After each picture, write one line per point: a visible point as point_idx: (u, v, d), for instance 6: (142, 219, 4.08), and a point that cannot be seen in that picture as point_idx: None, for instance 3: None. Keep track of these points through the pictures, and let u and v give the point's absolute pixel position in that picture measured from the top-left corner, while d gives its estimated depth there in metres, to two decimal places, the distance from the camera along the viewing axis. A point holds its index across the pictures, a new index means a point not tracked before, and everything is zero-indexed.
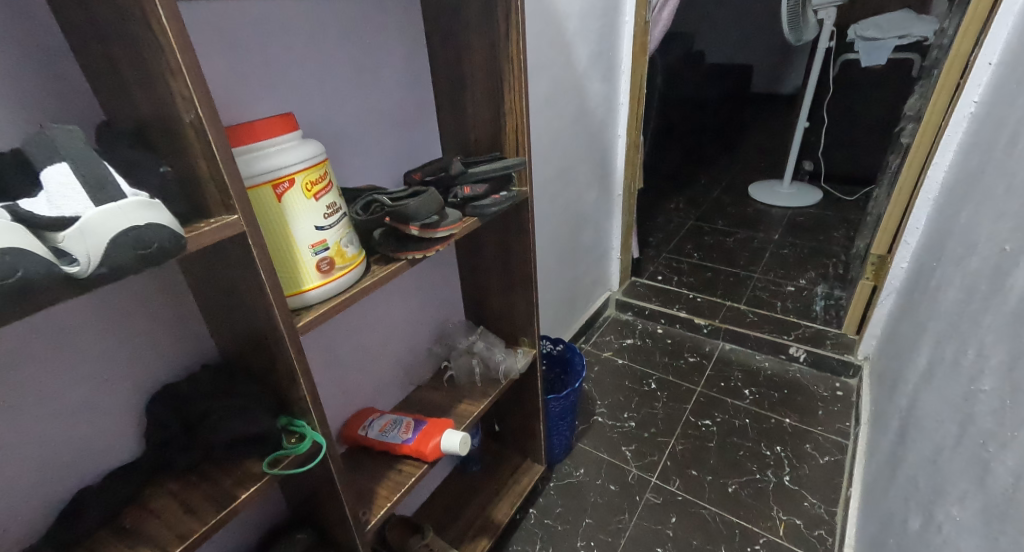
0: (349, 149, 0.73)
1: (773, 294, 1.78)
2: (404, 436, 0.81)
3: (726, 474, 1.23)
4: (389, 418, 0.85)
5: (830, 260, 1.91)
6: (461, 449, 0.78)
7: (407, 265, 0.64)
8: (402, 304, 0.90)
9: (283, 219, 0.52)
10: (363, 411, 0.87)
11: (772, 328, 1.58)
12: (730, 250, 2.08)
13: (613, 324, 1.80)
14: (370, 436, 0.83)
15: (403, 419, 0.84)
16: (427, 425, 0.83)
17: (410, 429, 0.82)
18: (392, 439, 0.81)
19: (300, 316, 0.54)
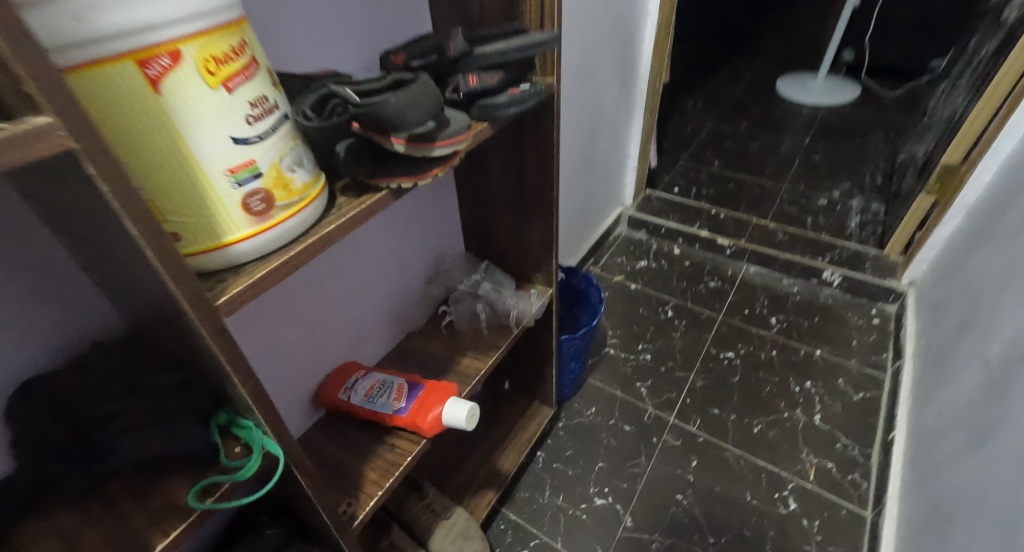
0: (291, 17, 0.48)
1: (804, 208, 1.59)
2: (397, 404, 0.65)
3: (751, 412, 1.13)
4: (376, 379, 0.68)
5: (867, 169, 1.70)
6: (468, 424, 0.63)
7: (390, 198, 0.43)
8: (385, 237, 0.70)
9: (170, 126, 0.30)
10: (344, 367, 0.71)
11: (804, 249, 1.41)
12: (755, 158, 1.85)
13: (624, 243, 1.62)
14: (353, 401, 0.67)
15: (394, 380, 0.67)
16: (424, 389, 0.66)
17: (404, 394, 0.66)
18: (382, 408, 0.65)
19: (227, 284, 0.35)
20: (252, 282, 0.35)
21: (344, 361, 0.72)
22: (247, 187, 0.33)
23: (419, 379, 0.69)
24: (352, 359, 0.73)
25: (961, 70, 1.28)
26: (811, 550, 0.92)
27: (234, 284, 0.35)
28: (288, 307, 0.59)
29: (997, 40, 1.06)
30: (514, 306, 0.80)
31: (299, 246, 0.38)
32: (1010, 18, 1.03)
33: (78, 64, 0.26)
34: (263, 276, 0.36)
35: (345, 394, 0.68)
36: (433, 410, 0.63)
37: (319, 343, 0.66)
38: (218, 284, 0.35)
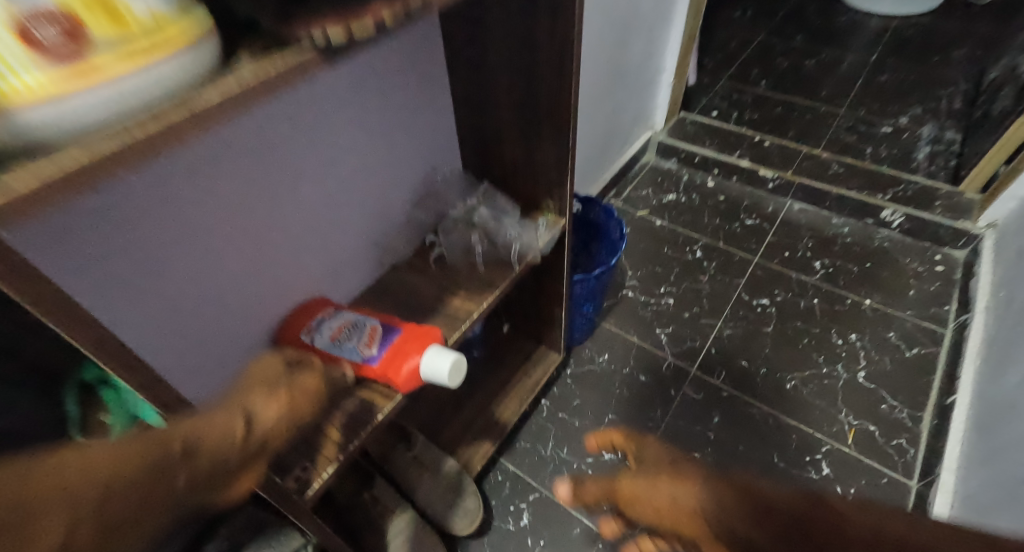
0: None
1: (863, 136, 1.38)
2: (368, 351, 0.53)
3: (785, 366, 1.00)
4: (344, 319, 0.56)
5: (943, 92, 1.45)
6: (451, 381, 0.52)
7: (318, 60, 0.28)
8: (353, 144, 0.55)
9: None
10: (312, 304, 0.59)
11: (861, 184, 1.22)
12: (810, 78, 1.60)
13: (651, 173, 1.44)
14: (315, 344, 0.55)
15: (366, 322, 0.55)
16: (403, 334, 0.55)
17: (377, 339, 0.54)
18: (348, 354, 0.53)
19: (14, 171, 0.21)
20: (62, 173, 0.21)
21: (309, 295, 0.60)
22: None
23: (397, 322, 0.57)
24: (322, 295, 0.61)
25: None
26: None
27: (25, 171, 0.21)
28: (220, 225, 0.46)
29: None
30: (517, 238, 0.66)
31: (157, 120, 0.23)
32: None
33: None
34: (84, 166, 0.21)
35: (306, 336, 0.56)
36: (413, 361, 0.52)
37: (272, 274, 0.54)
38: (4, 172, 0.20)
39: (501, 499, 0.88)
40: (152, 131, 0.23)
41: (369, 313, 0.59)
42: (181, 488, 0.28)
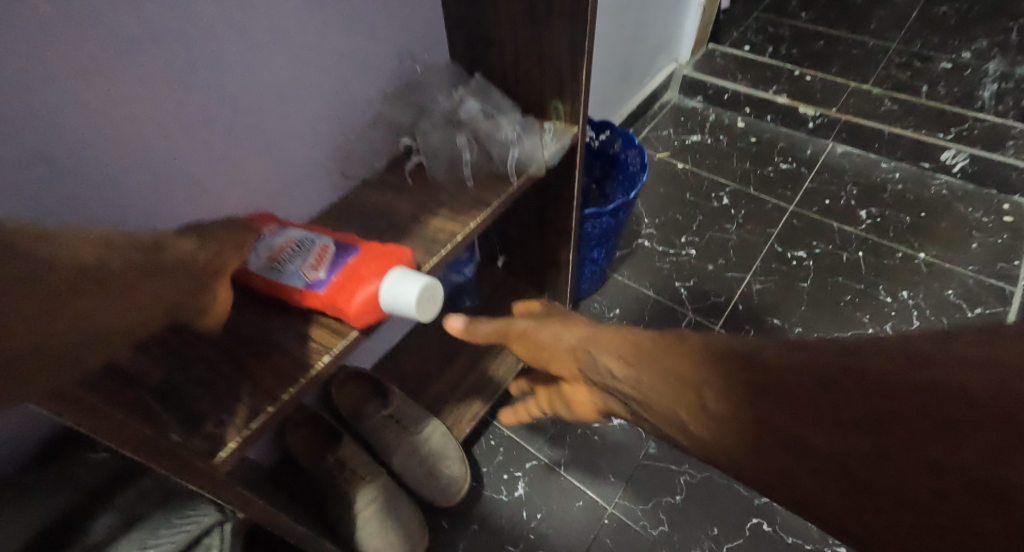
0: None
1: (919, 72, 1.21)
2: (317, 275, 0.40)
3: (824, 326, 0.87)
4: (285, 235, 0.42)
5: (1012, 24, 1.27)
6: (421, 314, 0.39)
7: None
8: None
9: None
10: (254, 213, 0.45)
11: (918, 123, 1.06)
12: (857, 10, 1.41)
13: (673, 113, 1.28)
14: (252, 268, 0.41)
15: (314, 239, 0.42)
16: (364, 253, 0.41)
17: (329, 261, 0.41)
18: (291, 280, 0.40)
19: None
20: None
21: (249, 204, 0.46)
22: None
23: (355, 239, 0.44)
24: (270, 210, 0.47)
25: None
26: None
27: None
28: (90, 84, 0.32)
29: None
30: (515, 143, 0.53)
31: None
32: None
33: None
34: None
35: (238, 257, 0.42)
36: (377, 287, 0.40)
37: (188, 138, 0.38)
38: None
39: (494, 468, 0.76)
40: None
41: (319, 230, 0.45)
42: (162, 276, 0.28)
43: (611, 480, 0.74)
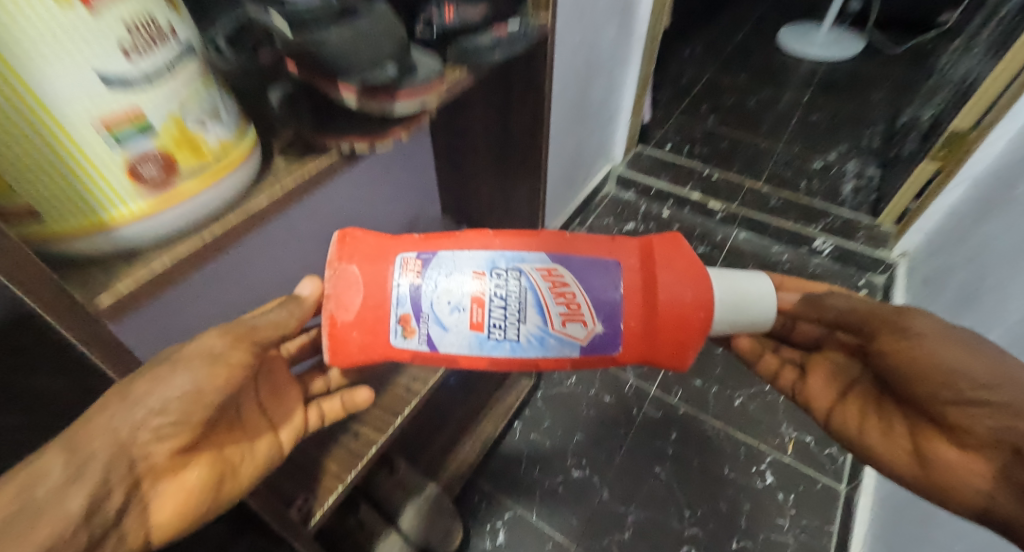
0: None
1: (798, 170, 1.52)
2: (592, 327, 0.45)
3: (735, 385, 1.08)
4: (483, 288, 0.44)
5: (864, 131, 1.61)
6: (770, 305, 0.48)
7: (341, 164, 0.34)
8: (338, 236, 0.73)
9: None
10: (360, 253, 0.44)
11: (797, 216, 1.36)
12: (753, 114, 1.73)
13: (612, 203, 1.54)
14: (474, 313, 0.44)
15: (525, 279, 0.44)
16: (605, 270, 0.45)
17: (585, 299, 0.45)
18: (558, 347, 0.45)
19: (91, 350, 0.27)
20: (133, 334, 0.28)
21: (329, 264, 0.44)
22: (132, 147, 0.24)
23: (546, 239, 0.46)
24: (340, 235, 0.45)
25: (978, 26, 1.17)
26: (784, 524, 0.92)
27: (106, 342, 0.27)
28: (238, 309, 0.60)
29: None
30: None
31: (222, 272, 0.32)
32: None
33: None
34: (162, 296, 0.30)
35: (399, 340, 0.44)
36: (688, 307, 0.45)
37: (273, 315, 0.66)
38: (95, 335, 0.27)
39: (478, 520, 0.93)
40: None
41: (474, 234, 0.46)
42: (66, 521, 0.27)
43: (574, 521, 0.93)
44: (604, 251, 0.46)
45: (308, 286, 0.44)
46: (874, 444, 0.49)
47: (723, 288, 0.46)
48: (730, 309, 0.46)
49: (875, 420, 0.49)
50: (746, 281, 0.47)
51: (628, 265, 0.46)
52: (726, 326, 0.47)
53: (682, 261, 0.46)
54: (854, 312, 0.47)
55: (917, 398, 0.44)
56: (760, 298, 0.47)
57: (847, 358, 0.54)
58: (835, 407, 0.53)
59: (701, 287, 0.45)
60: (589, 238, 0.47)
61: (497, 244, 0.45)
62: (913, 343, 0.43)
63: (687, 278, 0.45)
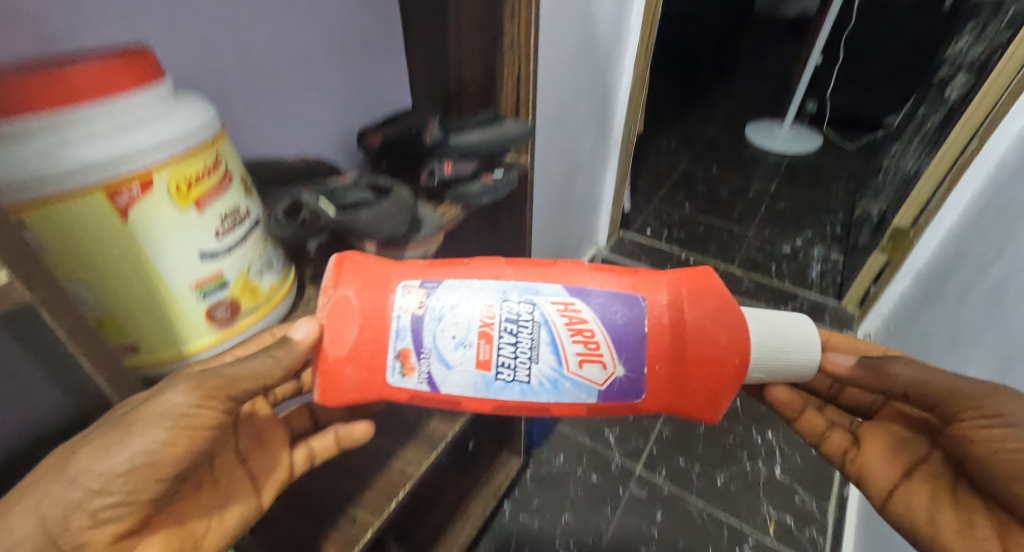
0: (250, 109, 0.47)
1: (768, 255, 1.63)
2: (611, 370, 0.41)
3: (715, 464, 1.13)
4: (492, 324, 0.40)
5: (826, 219, 1.75)
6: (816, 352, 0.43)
7: None
8: None
9: (132, 246, 0.29)
10: (359, 278, 0.40)
11: (768, 299, 1.46)
12: (726, 202, 1.87)
13: None
14: (482, 347, 0.40)
15: (541, 316, 0.41)
16: (630, 305, 0.41)
17: (606, 339, 0.41)
18: (574, 391, 0.41)
19: (179, 426, 0.33)
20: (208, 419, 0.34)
21: (324, 290, 0.39)
22: (213, 298, 0.33)
23: (562, 269, 0.43)
24: (337, 257, 0.40)
25: (911, 135, 1.33)
26: None
27: (184, 425, 0.33)
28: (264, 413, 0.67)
29: (941, 114, 1.12)
30: None
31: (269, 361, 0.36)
32: (951, 95, 1.10)
33: (34, 200, 0.25)
34: (220, 383, 0.34)
35: (395, 378, 0.41)
36: (721, 351, 0.41)
37: None
38: (179, 415, 0.32)
39: None
40: (273, 367, 0.36)
41: (484, 263, 0.42)
42: None
43: None
44: (630, 285, 0.42)
45: (304, 330, 0.38)
46: (946, 541, 0.42)
47: (762, 333, 0.42)
48: (769, 355, 0.42)
49: (949, 511, 0.44)
50: (788, 325, 0.43)
51: (656, 301, 0.42)
52: (764, 373, 0.43)
53: (713, 297, 0.42)
54: (923, 383, 0.43)
55: (1011, 498, 0.39)
56: (802, 342, 0.43)
57: (910, 433, 0.50)
58: (896, 487, 0.47)
59: (738, 332, 0.42)
60: (615, 270, 0.43)
61: (508, 274, 0.42)
62: (1007, 432, 0.39)
63: (716, 314, 0.41)
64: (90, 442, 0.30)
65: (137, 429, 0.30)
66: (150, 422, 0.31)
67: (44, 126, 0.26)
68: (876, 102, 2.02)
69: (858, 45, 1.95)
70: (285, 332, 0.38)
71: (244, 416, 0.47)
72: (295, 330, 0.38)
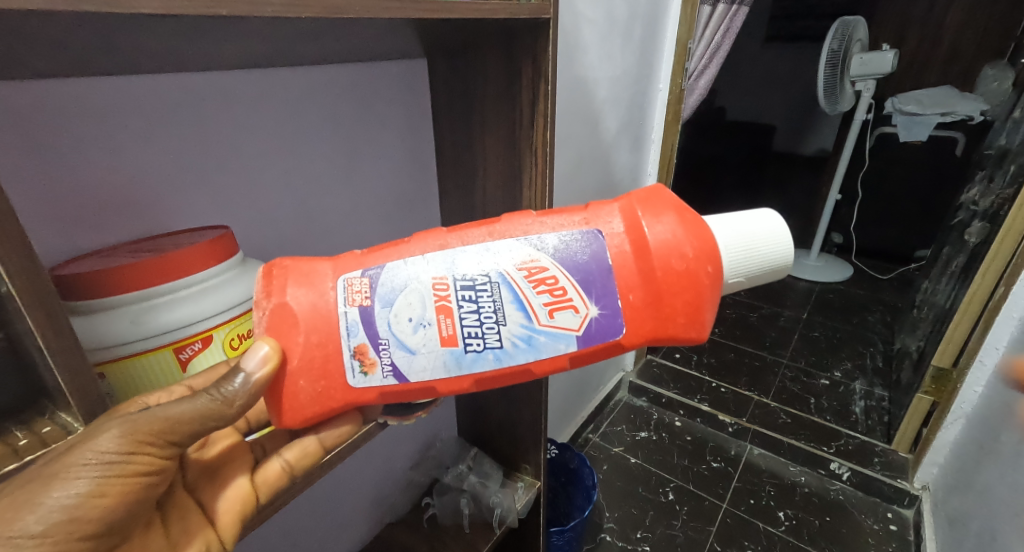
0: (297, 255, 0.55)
1: (806, 388, 1.47)
2: (585, 312, 0.41)
3: None
4: (448, 295, 0.40)
5: (865, 350, 1.62)
6: (784, 246, 0.46)
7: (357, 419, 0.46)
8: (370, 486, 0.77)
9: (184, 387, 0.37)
10: (292, 278, 0.39)
11: (808, 436, 1.30)
12: (754, 328, 1.75)
13: (625, 410, 1.46)
14: (442, 318, 0.40)
15: (498, 275, 0.41)
16: (588, 240, 0.42)
17: (571, 282, 0.41)
18: (551, 343, 0.41)
19: (107, 475, 0.31)
20: (141, 465, 0.32)
21: (257, 302, 0.39)
22: None
23: (506, 227, 0.43)
24: (266, 268, 0.40)
25: (938, 274, 1.32)
26: None
27: (116, 472, 0.31)
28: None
29: (963, 257, 1.14)
30: (498, 503, 0.78)
31: (216, 401, 0.34)
32: (970, 240, 1.12)
33: (128, 354, 0.34)
34: (159, 428, 0.32)
35: (357, 378, 0.40)
36: (691, 263, 0.41)
37: None
38: (104, 464, 0.30)
39: None
40: (221, 408, 0.34)
41: (426, 236, 0.42)
42: None
43: None
44: (582, 221, 0.43)
45: (258, 361, 0.36)
46: None
47: (730, 236, 0.44)
48: (743, 254, 0.44)
49: None
50: (751, 223, 0.45)
51: (612, 229, 0.42)
52: (745, 276, 0.45)
53: (668, 209, 0.42)
54: None
55: None
56: (768, 235, 0.45)
57: None
58: None
59: (702, 238, 0.42)
60: (561, 213, 0.43)
61: (454, 242, 0.42)
62: None
63: (677, 226, 0.41)
64: (4, 498, 0.28)
65: (61, 480, 0.29)
66: (77, 470, 0.29)
67: (138, 297, 0.34)
68: (903, 237, 2.03)
69: (879, 183, 2.02)
70: (238, 364, 0.36)
71: (195, 448, 0.43)
72: (246, 361, 0.36)
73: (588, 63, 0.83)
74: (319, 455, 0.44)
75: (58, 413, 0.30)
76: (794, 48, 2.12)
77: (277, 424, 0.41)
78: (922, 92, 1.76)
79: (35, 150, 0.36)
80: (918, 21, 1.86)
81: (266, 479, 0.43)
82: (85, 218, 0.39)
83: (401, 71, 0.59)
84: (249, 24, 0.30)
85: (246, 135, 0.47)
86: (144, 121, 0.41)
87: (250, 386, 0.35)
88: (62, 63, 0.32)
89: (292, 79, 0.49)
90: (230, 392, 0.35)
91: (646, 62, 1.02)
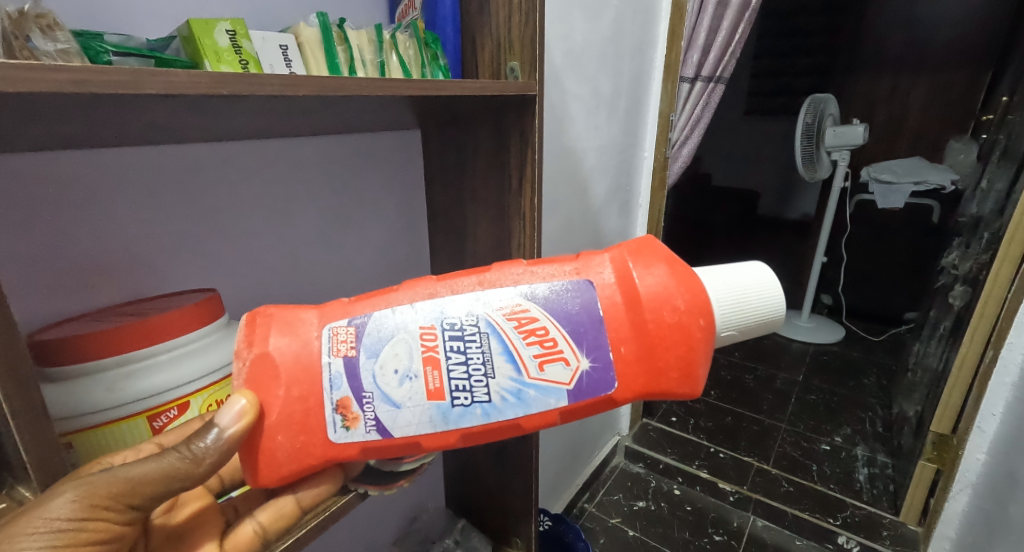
0: None
1: (806, 453, 1.43)
2: (576, 365, 0.41)
3: None
4: (436, 346, 0.40)
5: (864, 414, 1.59)
6: (777, 299, 0.46)
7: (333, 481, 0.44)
8: None
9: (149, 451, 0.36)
10: (275, 326, 0.39)
11: (812, 505, 1.26)
12: (749, 391, 1.72)
13: (620, 477, 1.41)
14: (428, 372, 0.40)
15: (486, 325, 0.41)
16: (579, 291, 0.42)
17: (562, 333, 0.41)
18: (541, 399, 0.41)
19: (57, 544, 0.29)
20: (95, 533, 0.31)
21: (240, 351, 0.38)
22: None
23: (496, 276, 0.43)
24: (250, 315, 0.39)
25: (928, 335, 1.32)
26: None
27: (68, 540, 0.29)
28: None
29: (950, 320, 1.15)
30: None
31: (185, 459, 0.33)
32: (956, 303, 1.13)
33: (101, 421, 0.34)
34: (118, 490, 0.31)
35: (339, 433, 0.39)
36: (684, 317, 0.41)
37: None
38: (53, 532, 0.29)
39: None
40: (189, 467, 0.33)
41: (416, 285, 0.43)
42: None
43: None
44: (574, 271, 0.43)
45: (234, 416, 0.35)
46: None
47: (720, 288, 0.45)
48: (734, 307, 0.45)
49: None
50: (741, 277, 0.46)
51: (603, 279, 0.43)
52: (738, 327, 0.45)
53: (661, 261, 0.43)
54: None
55: None
56: (760, 291, 0.46)
57: None
58: None
59: (694, 291, 0.42)
60: (553, 262, 0.44)
61: (444, 291, 0.42)
62: None
63: (669, 277, 0.42)
64: None
65: None
66: (23, 539, 0.28)
67: (118, 362, 0.34)
68: (892, 299, 2.06)
69: (864, 245, 2.07)
70: (212, 420, 0.35)
71: (161, 515, 0.42)
72: (222, 416, 0.35)
73: (575, 133, 0.87)
74: (296, 516, 0.42)
75: (14, 485, 0.30)
76: (771, 120, 2.24)
77: (252, 483, 0.39)
78: (895, 162, 1.85)
79: (29, 217, 0.37)
80: (886, 97, 1.98)
81: (237, 543, 0.40)
82: (72, 280, 0.40)
83: (395, 141, 0.62)
84: (247, 102, 0.32)
85: (241, 200, 0.49)
86: (143, 188, 0.42)
87: (222, 443, 0.34)
88: (72, 137, 0.33)
89: (289, 148, 0.51)
90: (200, 450, 0.34)
91: (631, 134, 1.07)
